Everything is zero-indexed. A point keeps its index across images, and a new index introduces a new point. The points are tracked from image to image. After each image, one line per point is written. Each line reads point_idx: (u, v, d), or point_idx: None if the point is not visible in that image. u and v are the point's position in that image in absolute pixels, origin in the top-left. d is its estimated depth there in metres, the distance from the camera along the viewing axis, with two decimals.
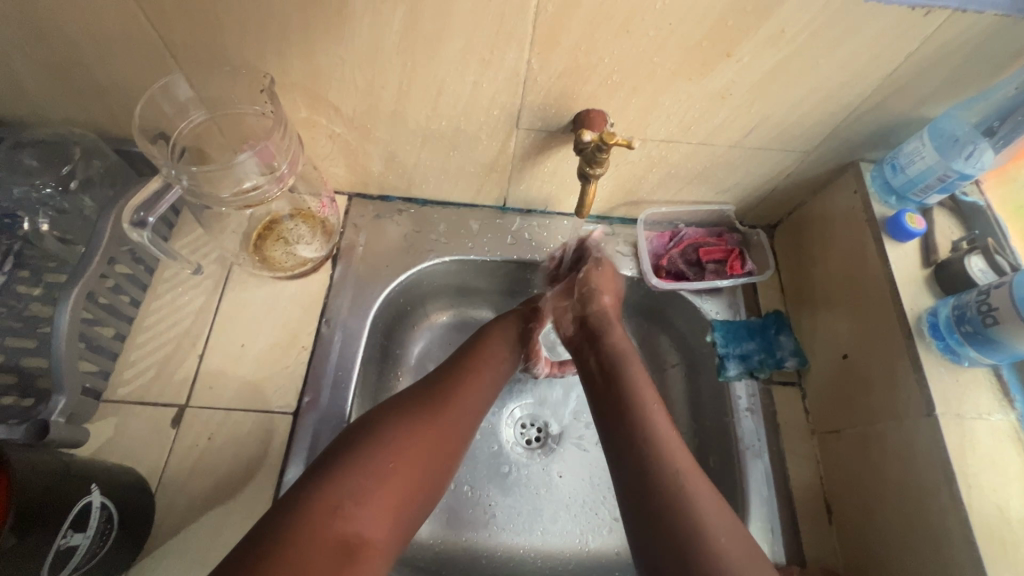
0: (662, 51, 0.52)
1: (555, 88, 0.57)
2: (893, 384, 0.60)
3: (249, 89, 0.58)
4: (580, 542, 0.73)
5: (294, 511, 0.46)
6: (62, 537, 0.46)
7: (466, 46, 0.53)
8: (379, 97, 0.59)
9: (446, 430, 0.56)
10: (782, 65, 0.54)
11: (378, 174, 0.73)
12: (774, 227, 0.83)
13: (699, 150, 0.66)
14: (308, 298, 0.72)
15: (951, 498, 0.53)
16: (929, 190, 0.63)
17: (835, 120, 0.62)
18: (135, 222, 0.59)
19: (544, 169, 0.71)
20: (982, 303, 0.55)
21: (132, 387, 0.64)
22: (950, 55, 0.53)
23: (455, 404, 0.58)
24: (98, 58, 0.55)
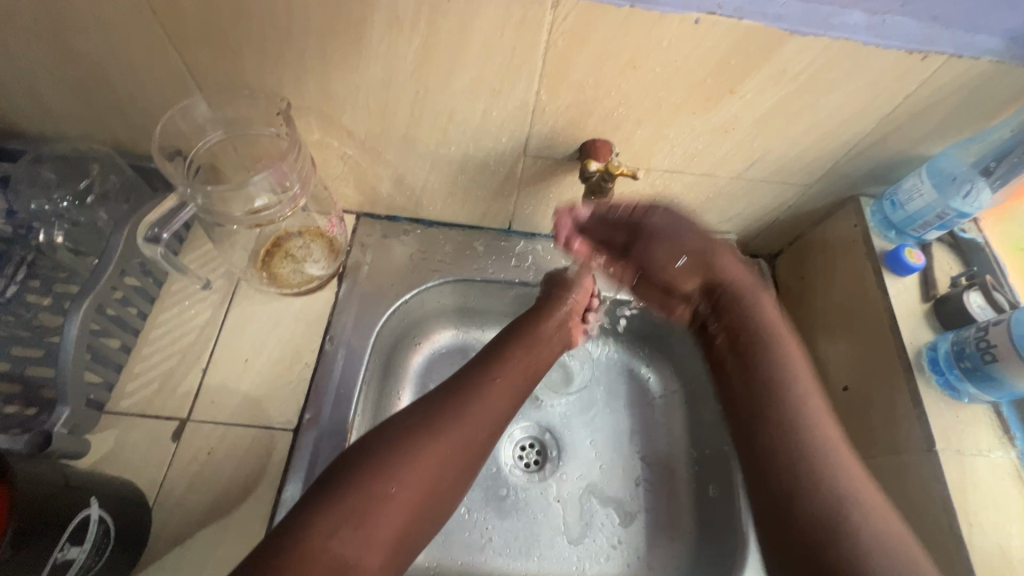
0: (668, 86, 0.54)
1: (563, 118, 0.59)
2: (893, 418, 0.61)
3: (266, 111, 0.59)
4: (576, 570, 0.72)
5: (295, 532, 0.46)
6: (59, 550, 0.46)
7: (478, 77, 0.54)
8: (391, 121, 0.61)
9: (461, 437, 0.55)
10: (783, 103, 0.56)
11: (386, 195, 0.74)
12: (775, 257, 0.84)
13: (702, 181, 0.68)
14: (313, 315, 0.72)
15: (952, 536, 0.53)
16: (928, 226, 0.64)
17: (836, 155, 0.63)
18: (150, 237, 0.60)
19: (550, 195, 0.72)
20: (980, 339, 0.56)
21: (134, 399, 0.64)
22: (947, 97, 0.55)
23: (472, 408, 0.56)
24: (122, 79, 0.57)
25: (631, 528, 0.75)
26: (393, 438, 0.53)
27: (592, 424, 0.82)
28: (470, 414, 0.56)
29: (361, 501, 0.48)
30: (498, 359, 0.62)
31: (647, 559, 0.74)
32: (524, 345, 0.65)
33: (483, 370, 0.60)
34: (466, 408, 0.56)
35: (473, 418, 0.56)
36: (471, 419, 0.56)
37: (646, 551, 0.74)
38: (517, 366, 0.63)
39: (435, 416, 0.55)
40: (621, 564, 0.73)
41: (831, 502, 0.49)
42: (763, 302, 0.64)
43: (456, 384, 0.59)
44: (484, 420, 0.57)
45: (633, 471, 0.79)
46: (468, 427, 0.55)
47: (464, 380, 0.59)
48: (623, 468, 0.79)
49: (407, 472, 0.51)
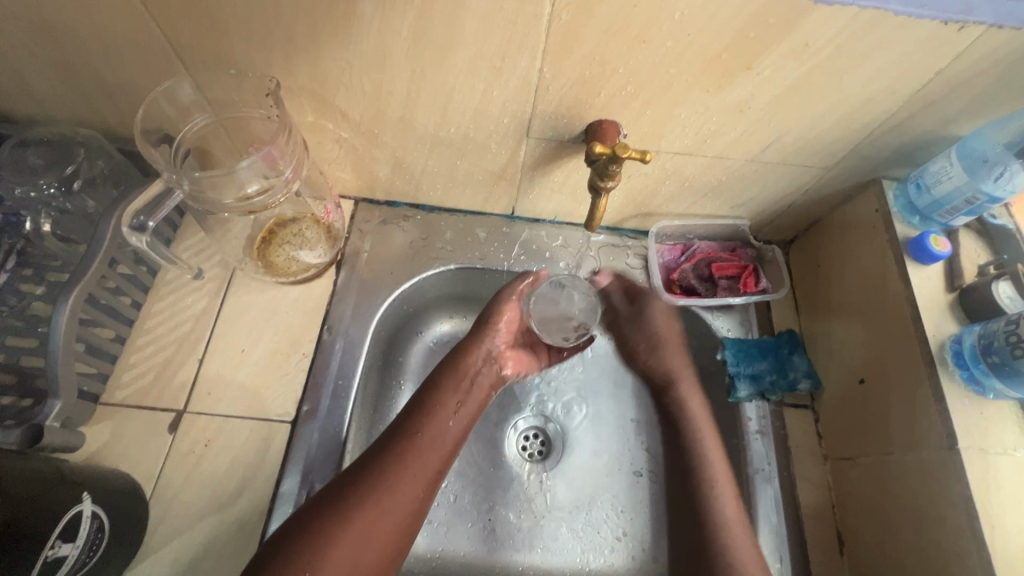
0: (679, 61, 0.51)
1: (567, 98, 0.56)
2: (913, 413, 0.58)
3: (256, 91, 0.56)
4: (581, 562, 0.71)
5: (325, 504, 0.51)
6: (50, 547, 0.45)
7: (477, 54, 0.51)
8: (387, 103, 0.58)
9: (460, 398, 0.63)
10: (805, 79, 0.52)
11: (384, 179, 0.71)
12: (790, 243, 0.81)
13: (714, 164, 0.64)
14: (311, 304, 0.71)
15: (973, 539, 0.50)
16: (956, 211, 0.61)
17: (858, 137, 0.60)
18: (135, 226, 0.58)
19: (554, 179, 0.69)
20: (1011, 334, 0.53)
21: (130, 390, 0.63)
22: (982, 73, 0.51)
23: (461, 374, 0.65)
24: (103, 58, 0.54)
25: (637, 520, 0.74)
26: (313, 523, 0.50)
27: (597, 416, 0.80)
28: (391, 493, 0.53)
29: (367, 484, 0.53)
30: (419, 417, 0.60)
31: (652, 552, 0.72)
32: (453, 401, 0.62)
33: (400, 442, 0.57)
34: (385, 494, 0.53)
35: (398, 501, 0.53)
36: (393, 502, 0.53)
37: (652, 544, 0.73)
38: (444, 424, 0.60)
39: (350, 498, 0.51)
40: (626, 556, 0.72)
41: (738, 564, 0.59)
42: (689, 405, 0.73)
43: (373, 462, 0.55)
44: (405, 501, 0.54)
45: (638, 463, 0.77)
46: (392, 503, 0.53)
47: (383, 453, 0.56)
48: (629, 459, 0.77)
49: (328, 563, 0.48)
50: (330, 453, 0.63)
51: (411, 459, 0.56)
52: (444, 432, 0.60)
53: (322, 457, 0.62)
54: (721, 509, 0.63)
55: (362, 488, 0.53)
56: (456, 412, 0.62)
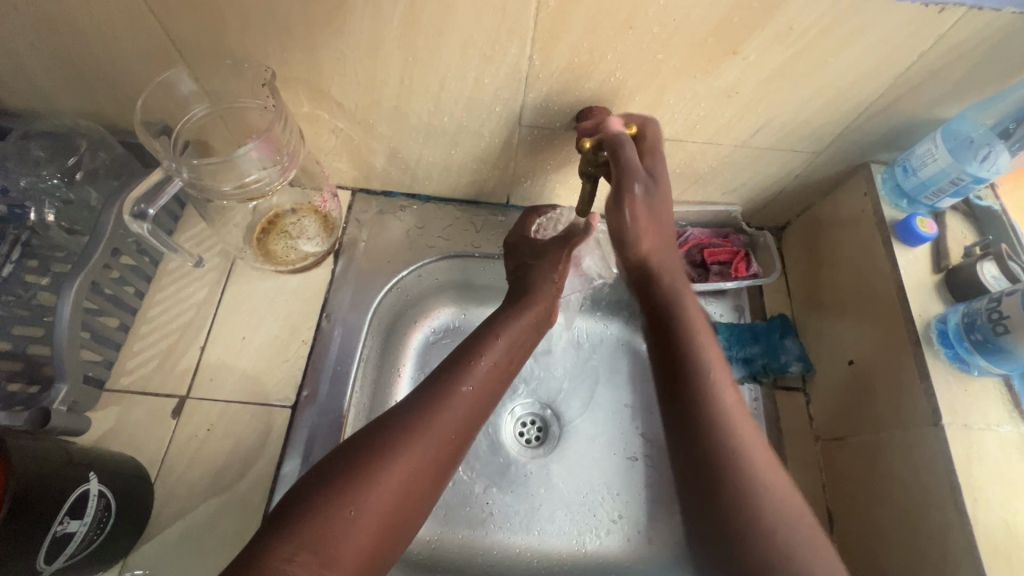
0: (666, 47, 0.51)
1: (557, 85, 0.57)
2: (900, 392, 0.59)
3: (252, 82, 0.58)
4: (577, 543, 0.73)
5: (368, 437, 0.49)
6: (59, 523, 0.47)
7: (468, 43, 0.52)
8: (380, 92, 0.59)
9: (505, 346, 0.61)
10: (790, 63, 0.53)
11: (380, 169, 0.73)
12: (782, 228, 0.82)
13: (705, 149, 0.65)
14: (310, 292, 0.72)
15: (956, 512, 0.52)
16: (941, 193, 0.62)
17: (846, 121, 0.60)
18: (136, 213, 0.60)
19: (547, 167, 0.70)
20: (993, 311, 0.54)
21: (134, 377, 0.65)
22: (965, 55, 0.52)
23: (511, 325, 0.62)
24: (104, 51, 0.55)
25: (631, 503, 0.75)
26: (352, 456, 0.47)
27: (592, 401, 0.81)
28: (428, 438, 0.50)
29: (414, 423, 0.51)
30: (464, 366, 0.57)
31: (646, 534, 0.74)
32: (497, 353, 0.60)
33: (438, 390, 0.54)
34: (424, 436, 0.50)
35: (437, 445, 0.50)
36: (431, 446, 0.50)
37: (646, 526, 0.74)
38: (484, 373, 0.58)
39: (394, 434, 0.49)
40: (621, 538, 0.73)
41: (770, 530, 0.44)
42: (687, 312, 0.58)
43: (411, 408, 0.52)
44: (443, 444, 0.51)
45: (632, 447, 0.79)
46: (430, 448, 0.50)
47: (421, 400, 0.53)
48: (623, 443, 0.79)
49: (370, 500, 0.45)
50: (330, 437, 0.64)
51: (455, 401, 0.54)
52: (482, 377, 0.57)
53: (322, 441, 0.64)
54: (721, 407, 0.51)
55: (400, 432, 0.50)
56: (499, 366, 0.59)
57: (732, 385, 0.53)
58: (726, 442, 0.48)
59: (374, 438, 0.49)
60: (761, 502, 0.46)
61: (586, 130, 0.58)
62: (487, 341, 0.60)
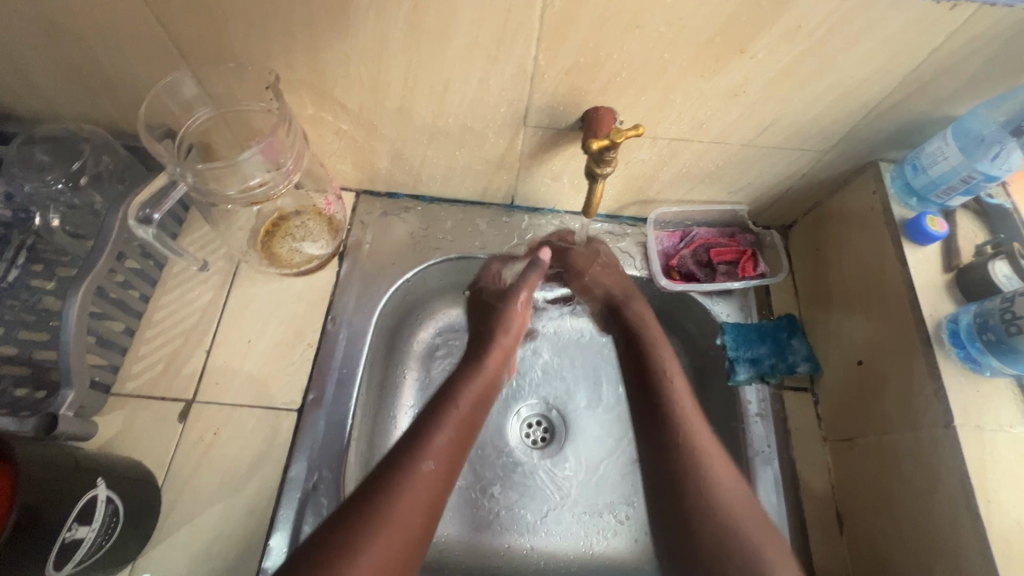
0: (673, 46, 0.51)
1: (563, 85, 0.56)
2: (911, 393, 0.58)
3: (256, 85, 0.57)
4: (584, 545, 0.72)
5: (348, 515, 0.49)
6: (68, 530, 0.46)
7: (472, 43, 0.52)
8: (384, 94, 0.59)
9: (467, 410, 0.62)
10: (799, 61, 0.52)
11: (384, 171, 0.72)
12: (789, 227, 0.81)
13: (711, 149, 0.65)
14: (314, 295, 0.72)
15: (969, 514, 0.51)
16: (953, 192, 0.61)
17: (854, 119, 0.60)
18: (141, 218, 0.60)
19: (552, 167, 0.70)
20: (1005, 311, 0.53)
21: (140, 381, 0.65)
22: (977, 51, 0.51)
23: (465, 391, 0.64)
24: (107, 54, 0.55)
25: (639, 504, 0.75)
26: (335, 537, 0.48)
27: (599, 401, 0.81)
28: (403, 504, 0.51)
29: (389, 494, 0.51)
30: (427, 432, 0.58)
31: None
32: (455, 413, 0.61)
33: (404, 454, 0.56)
34: (398, 499, 0.51)
35: (410, 510, 0.51)
36: (407, 507, 0.51)
37: None
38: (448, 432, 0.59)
39: (369, 510, 0.50)
40: (629, 540, 0.73)
41: (741, 531, 0.54)
42: (660, 352, 0.69)
43: (381, 475, 0.53)
44: (418, 514, 0.52)
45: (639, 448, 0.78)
46: (408, 510, 0.51)
47: (388, 465, 0.54)
48: (630, 444, 0.78)
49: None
50: (336, 440, 0.64)
51: (424, 470, 0.54)
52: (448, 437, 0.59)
53: (328, 445, 0.63)
54: (710, 475, 0.58)
55: (377, 499, 0.51)
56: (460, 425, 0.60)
57: (698, 414, 0.63)
58: (717, 511, 0.55)
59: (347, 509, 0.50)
60: (718, 502, 0.56)
61: (591, 134, 0.58)
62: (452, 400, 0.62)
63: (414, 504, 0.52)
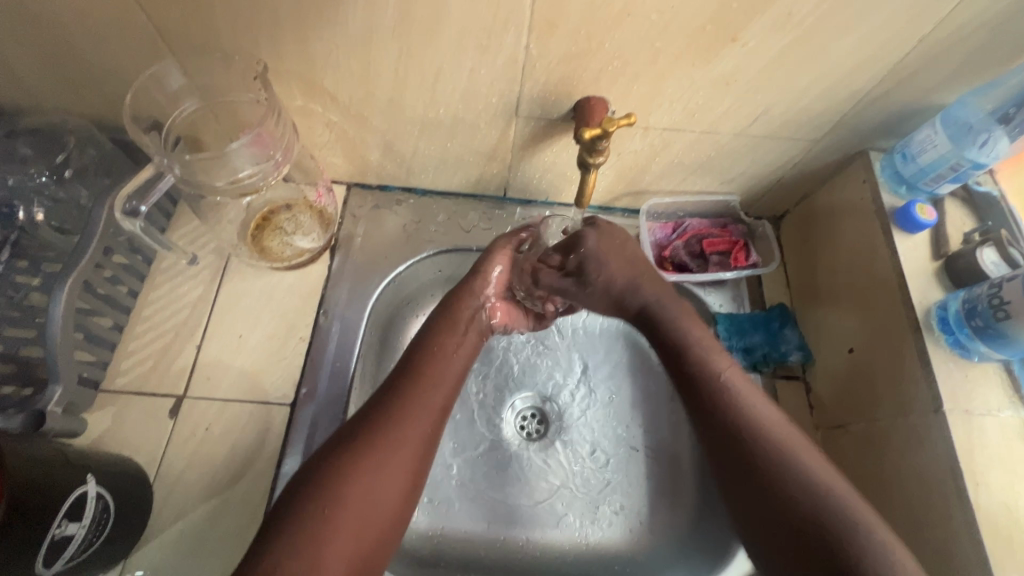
0: (664, 35, 0.51)
1: (554, 74, 0.56)
2: (900, 379, 0.59)
3: (244, 75, 0.57)
4: (579, 536, 0.73)
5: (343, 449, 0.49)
6: (57, 526, 0.46)
7: (463, 32, 0.51)
8: (375, 85, 0.58)
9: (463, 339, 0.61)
10: (790, 50, 0.52)
11: (376, 163, 0.72)
12: (780, 218, 0.82)
13: (703, 139, 0.65)
14: (306, 289, 0.71)
15: (957, 498, 0.52)
16: (941, 179, 0.62)
17: (844, 108, 0.60)
18: (128, 210, 0.60)
19: (545, 158, 0.69)
20: (993, 297, 0.54)
21: (129, 377, 0.64)
22: (965, 39, 0.52)
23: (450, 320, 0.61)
24: (90, 45, 0.54)
25: (633, 494, 0.75)
26: (323, 468, 0.47)
27: (592, 394, 0.81)
28: (396, 441, 0.50)
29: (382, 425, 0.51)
30: (421, 362, 0.57)
31: (648, 525, 0.74)
32: (449, 341, 0.60)
33: (398, 387, 0.54)
34: (392, 433, 0.50)
35: (402, 449, 0.50)
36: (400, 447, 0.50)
37: (649, 517, 0.74)
38: (444, 362, 0.57)
39: (357, 438, 0.49)
40: (624, 529, 0.73)
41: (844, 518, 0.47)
42: (713, 362, 0.57)
43: (373, 410, 0.52)
44: (415, 443, 0.51)
45: (633, 438, 0.78)
46: (400, 446, 0.50)
47: (379, 400, 0.53)
48: (624, 435, 0.79)
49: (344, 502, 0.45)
50: (329, 435, 0.63)
51: (417, 397, 0.54)
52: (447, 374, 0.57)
53: (322, 440, 0.63)
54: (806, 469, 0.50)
55: (370, 426, 0.50)
56: (455, 355, 0.59)
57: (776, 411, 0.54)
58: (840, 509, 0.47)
59: (340, 445, 0.49)
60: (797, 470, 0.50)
61: (584, 123, 0.58)
62: (449, 330, 0.60)
63: (403, 440, 0.50)
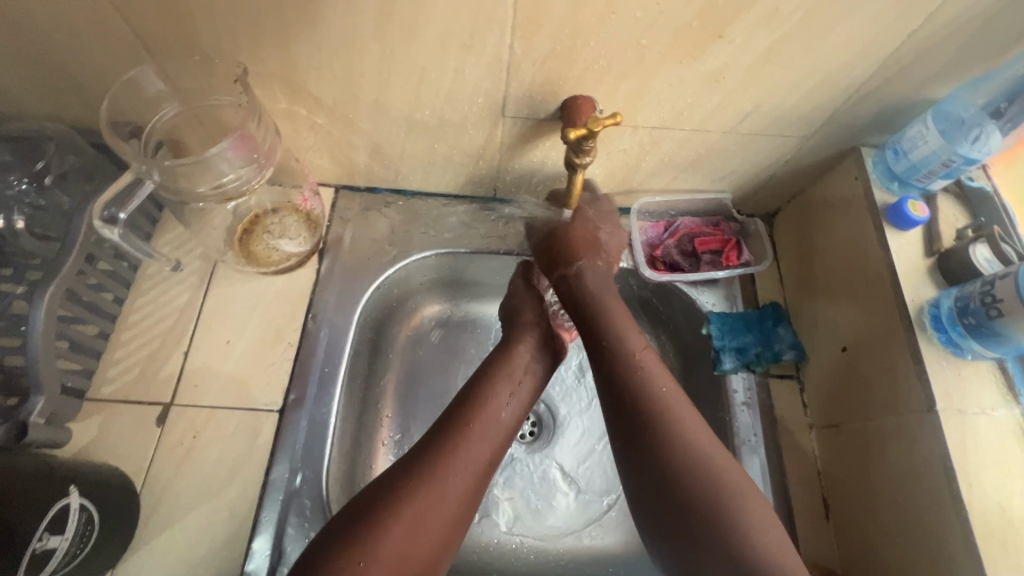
0: (650, 32, 0.50)
1: (540, 74, 0.55)
2: (893, 377, 0.59)
3: (224, 78, 0.56)
4: (574, 538, 0.72)
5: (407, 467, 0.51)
6: (38, 539, 0.45)
7: (446, 32, 0.50)
8: (359, 86, 0.57)
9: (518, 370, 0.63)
10: (777, 46, 0.51)
11: (363, 165, 0.71)
12: (774, 215, 0.81)
13: (693, 137, 0.64)
14: (294, 294, 0.70)
15: (952, 498, 0.51)
16: (933, 175, 0.61)
17: (835, 105, 0.59)
18: (106, 218, 0.59)
19: (533, 158, 0.69)
20: (986, 294, 0.54)
21: (116, 385, 0.63)
22: (954, 33, 0.51)
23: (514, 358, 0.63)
24: (68, 49, 0.53)
25: None
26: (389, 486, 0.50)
27: (587, 395, 0.81)
28: (444, 484, 0.51)
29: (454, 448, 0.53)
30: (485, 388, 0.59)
31: None
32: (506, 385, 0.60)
33: (460, 427, 0.55)
34: (451, 464, 0.52)
35: (450, 491, 0.51)
36: (448, 488, 0.51)
37: None
38: (494, 416, 0.57)
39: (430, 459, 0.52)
40: (616, 532, 0.73)
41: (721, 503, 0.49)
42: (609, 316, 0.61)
43: (443, 432, 0.55)
44: (470, 467, 0.53)
45: None
46: (451, 484, 0.51)
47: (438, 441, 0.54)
48: None
49: (406, 516, 0.48)
50: (319, 441, 0.63)
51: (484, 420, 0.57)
52: (498, 423, 0.57)
53: (311, 446, 0.63)
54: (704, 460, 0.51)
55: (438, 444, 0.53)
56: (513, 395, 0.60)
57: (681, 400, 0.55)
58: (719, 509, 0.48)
59: (399, 481, 0.50)
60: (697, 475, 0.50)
61: (570, 125, 0.57)
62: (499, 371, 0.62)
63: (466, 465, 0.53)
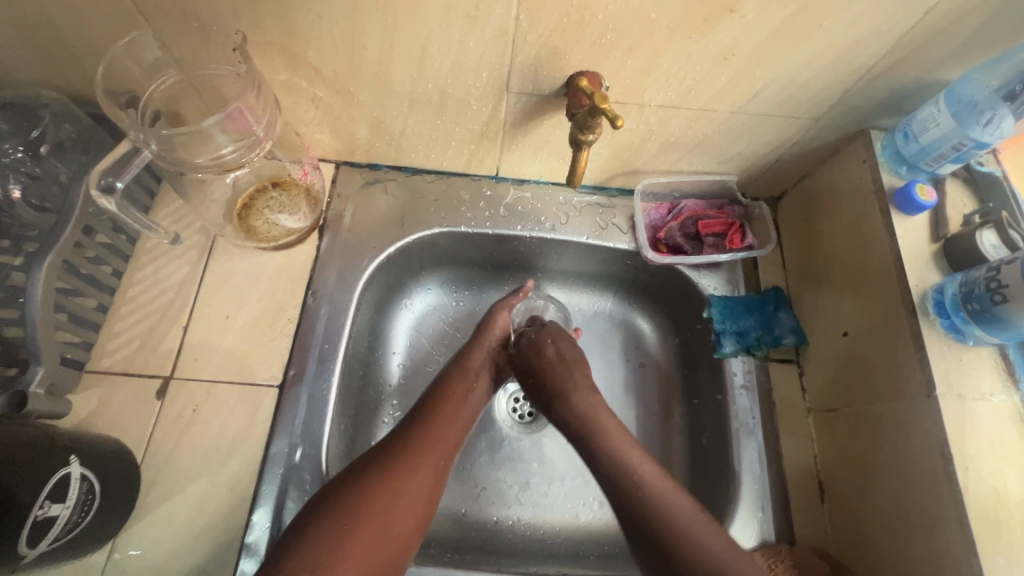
0: (660, 5, 0.49)
1: (546, 48, 0.54)
2: (894, 362, 0.58)
3: (222, 47, 0.55)
4: (571, 516, 0.73)
5: (371, 458, 0.54)
6: (39, 507, 0.46)
7: (449, 2, 0.49)
8: (361, 58, 0.56)
9: (476, 371, 0.67)
10: (790, 23, 0.50)
11: (364, 140, 0.70)
12: (778, 199, 0.80)
13: (700, 117, 0.63)
14: (294, 270, 0.70)
15: (947, 481, 0.52)
16: (942, 159, 0.60)
17: (846, 84, 0.58)
18: (104, 188, 0.57)
19: (537, 136, 0.68)
20: (992, 280, 0.53)
21: (115, 358, 0.63)
22: (971, 13, 0.50)
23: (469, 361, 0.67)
24: (61, 14, 0.52)
25: None
26: (354, 475, 0.52)
27: None
28: (405, 472, 0.53)
29: (415, 437, 0.56)
30: (443, 385, 0.63)
31: None
32: (462, 381, 0.65)
33: (420, 418, 0.59)
34: (412, 452, 0.55)
35: (422, 467, 0.54)
36: (414, 472, 0.54)
37: None
38: (457, 407, 0.62)
39: (391, 449, 0.55)
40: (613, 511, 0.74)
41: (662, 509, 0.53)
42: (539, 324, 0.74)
43: (408, 424, 0.58)
44: (432, 453, 0.56)
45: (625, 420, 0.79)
46: (413, 473, 0.54)
47: (407, 424, 0.58)
48: None
49: (372, 501, 0.50)
50: (319, 417, 0.63)
51: (443, 414, 0.60)
52: (459, 411, 0.62)
53: (311, 422, 0.63)
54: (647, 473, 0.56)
55: (399, 436, 0.57)
56: (468, 392, 0.64)
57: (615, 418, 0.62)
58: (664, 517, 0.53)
59: (362, 469, 0.53)
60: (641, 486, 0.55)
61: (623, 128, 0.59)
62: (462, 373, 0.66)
63: (428, 453, 0.56)
